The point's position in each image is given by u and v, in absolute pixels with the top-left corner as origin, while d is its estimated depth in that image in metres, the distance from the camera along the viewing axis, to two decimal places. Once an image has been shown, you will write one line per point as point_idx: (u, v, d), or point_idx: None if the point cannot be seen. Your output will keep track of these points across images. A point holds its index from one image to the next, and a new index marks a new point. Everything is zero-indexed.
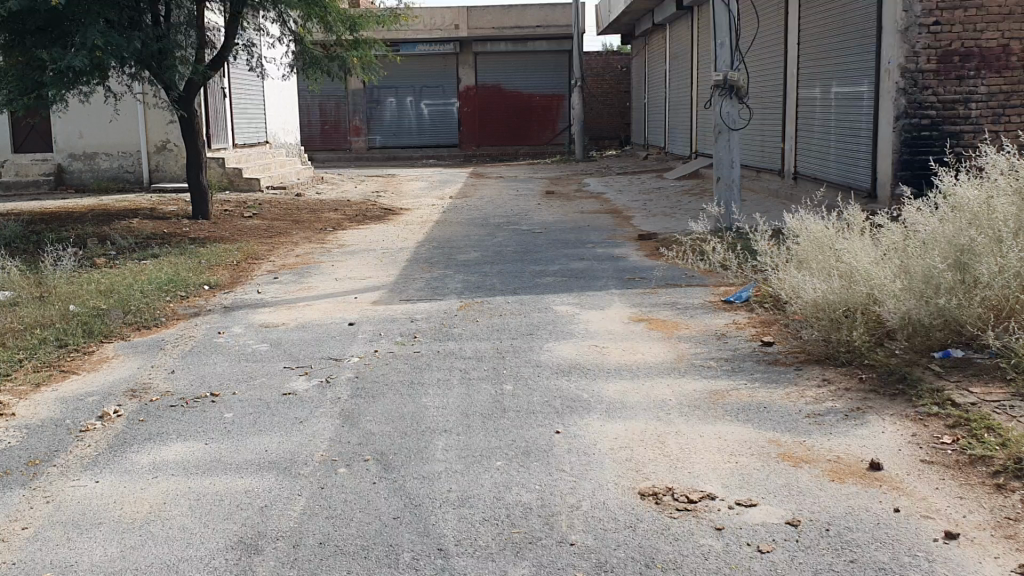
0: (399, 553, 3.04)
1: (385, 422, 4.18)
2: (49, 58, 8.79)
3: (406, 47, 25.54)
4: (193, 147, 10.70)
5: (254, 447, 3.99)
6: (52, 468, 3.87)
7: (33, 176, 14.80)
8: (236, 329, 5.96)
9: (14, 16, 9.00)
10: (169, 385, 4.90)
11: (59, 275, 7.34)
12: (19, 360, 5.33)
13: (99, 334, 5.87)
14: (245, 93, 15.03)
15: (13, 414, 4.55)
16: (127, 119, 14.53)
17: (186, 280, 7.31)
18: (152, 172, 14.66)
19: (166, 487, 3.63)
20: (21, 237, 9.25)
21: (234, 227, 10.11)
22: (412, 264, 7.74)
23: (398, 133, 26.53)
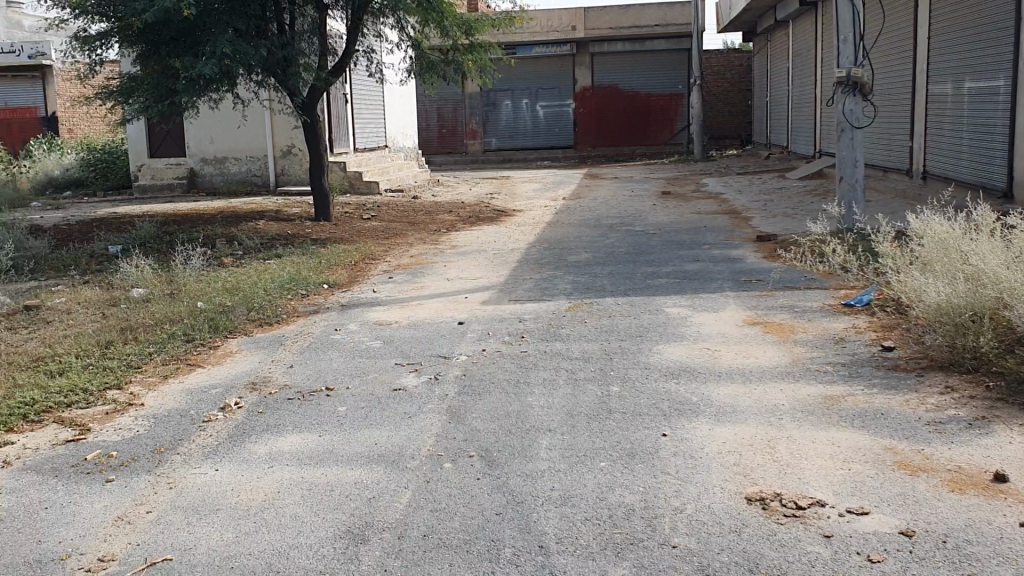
0: (500, 549, 3.07)
1: (491, 420, 4.22)
2: (182, 67, 9.27)
3: (522, 49, 25.74)
4: (315, 150, 11.05)
5: (363, 440, 4.09)
6: (176, 456, 4.08)
7: (168, 180, 15.59)
8: (351, 326, 6.14)
9: (151, 27, 9.54)
10: (286, 379, 5.08)
11: (189, 273, 7.72)
12: (150, 353, 5.64)
13: (223, 330, 6.14)
14: (366, 97, 15.44)
15: (142, 403, 4.81)
16: (255, 124, 15.14)
17: (307, 279, 7.56)
18: (278, 175, 15.22)
19: (280, 476, 3.77)
20: (156, 237, 9.77)
21: (353, 228, 10.40)
22: (523, 264, 7.80)
23: (514, 135, 26.77)
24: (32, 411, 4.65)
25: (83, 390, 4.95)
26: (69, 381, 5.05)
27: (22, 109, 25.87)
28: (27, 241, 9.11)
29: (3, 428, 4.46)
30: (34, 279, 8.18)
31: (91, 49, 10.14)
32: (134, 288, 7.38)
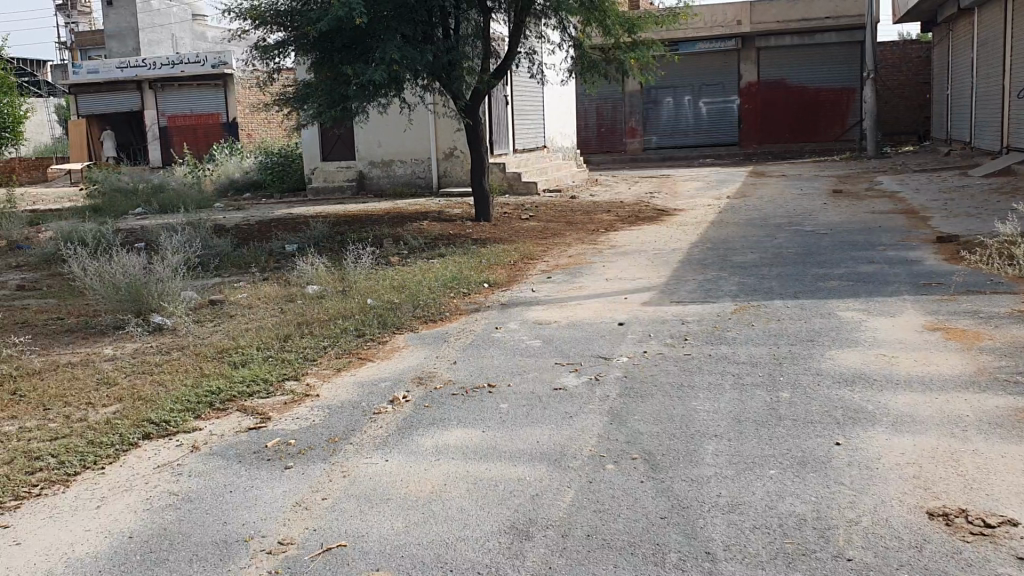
0: (666, 553, 3.03)
1: (654, 423, 4.17)
2: (353, 74, 9.65)
3: (685, 46, 25.33)
4: (477, 151, 11.24)
5: (526, 438, 4.13)
6: (349, 446, 4.24)
7: (338, 182, 16.27)
8: (512, 325, 6.20)
9: (325, 36, 9.98)
10: (451, 375, 5.20)
11: (359, 271, 8.01)
12: (324, 347, 5.89)
13: (392, 326, 6.34)
14: (527, 98, 15.60)
15: (317, 395, 5.03)
16: (420, 127, 15.58)
17: (468, 278, 7.70)
18: (441, 177, 15.60)
19: (447, 470, 3.85)
20: (328, 237, 10.20)
21: (514, 228, 10.52)
22: (683, 265, 7.66)
23: (675, 133, 26.49)
24: (218, 399, 4.96)
25: (264, 380, 5.24)
26: (252, 372, 5.35)
27: (207, 115, 27.65)
28: (212, 241, 9.72)
29: (192, 414, 4.76)
30: (218, 275, 8.72)
31: (270, 58, 10.73)
32: (308, 286, 7.74)
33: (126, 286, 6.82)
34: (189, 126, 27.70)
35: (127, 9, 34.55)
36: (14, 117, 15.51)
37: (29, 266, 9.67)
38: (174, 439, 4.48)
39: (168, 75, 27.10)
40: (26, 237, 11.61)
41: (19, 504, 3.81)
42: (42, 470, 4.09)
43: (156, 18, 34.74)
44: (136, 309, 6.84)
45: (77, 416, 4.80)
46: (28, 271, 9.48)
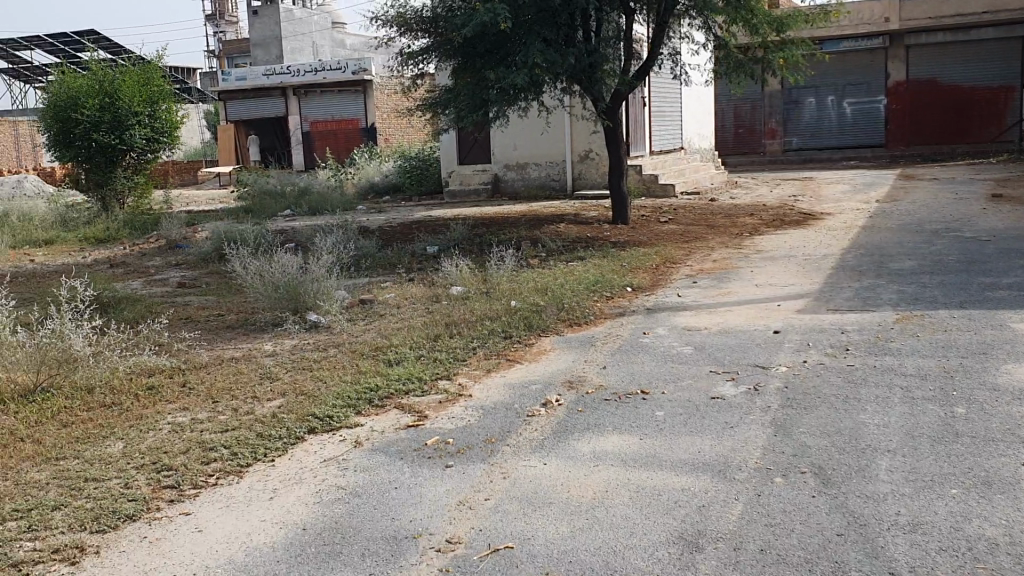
0: (846, 572, 2.91)
1: (821, 435, 4.03)
2: (496, 78, 9.75)
3: (829, 44, 24.67)
4: (615, 154, 11.16)
5: (687, 447, 4.05)
6: (506, 447, 4.27)
7: (474, 185, 16.53)
8: (661, 330, 6.13)
9: (468, 41, 10.13)
10: (602, 379, 5.16)
11: (502, 273, 8.08)
12: (473, 348, 5.95)
13: (538, 328, 6.36)
14: (664, 100, 15.41)
15: (470, 395, 5.09)
16: (557, 130, 15.61)
17: (612, 281, 7.66)
18: (576, 180, 15.58)
19: (608, 475, 3.83)
20: (468, 239, 10.34)
21: (652, 232, 10.39)
22: (836, 271, 7.40)
23: (817, 134, 25.80)
24: (377, 397, 5.08)
25: (418, 379, 5.34)
26: (406, 371, 5.47)
27: (346, 121, 28.47)
28: (358, 241, 10.02)
29: (353, 410, 4.90)
30: (366, 277, 8.96)
31: (415, 63, 11.03)
32: (453, 286, 7.87)
33: (284, 285, 7.10)
34: (330, 131, 28.62)
35: (271, 19, 36.30)
36: (172, 123, 16.35)
37: (189, 264, 10.22)
38: (337, 434, 4.61)
39: (310, 81, 28.18)
40: (184, 237, 12.23)
41: (198, 492, 3.98)
42: (216, 461, 4.28)
43: (298, 27, 36.29)
44: (292, 307, 7.11)
45: (243, 409, 5.00)
46: (189, 269, 9.99)
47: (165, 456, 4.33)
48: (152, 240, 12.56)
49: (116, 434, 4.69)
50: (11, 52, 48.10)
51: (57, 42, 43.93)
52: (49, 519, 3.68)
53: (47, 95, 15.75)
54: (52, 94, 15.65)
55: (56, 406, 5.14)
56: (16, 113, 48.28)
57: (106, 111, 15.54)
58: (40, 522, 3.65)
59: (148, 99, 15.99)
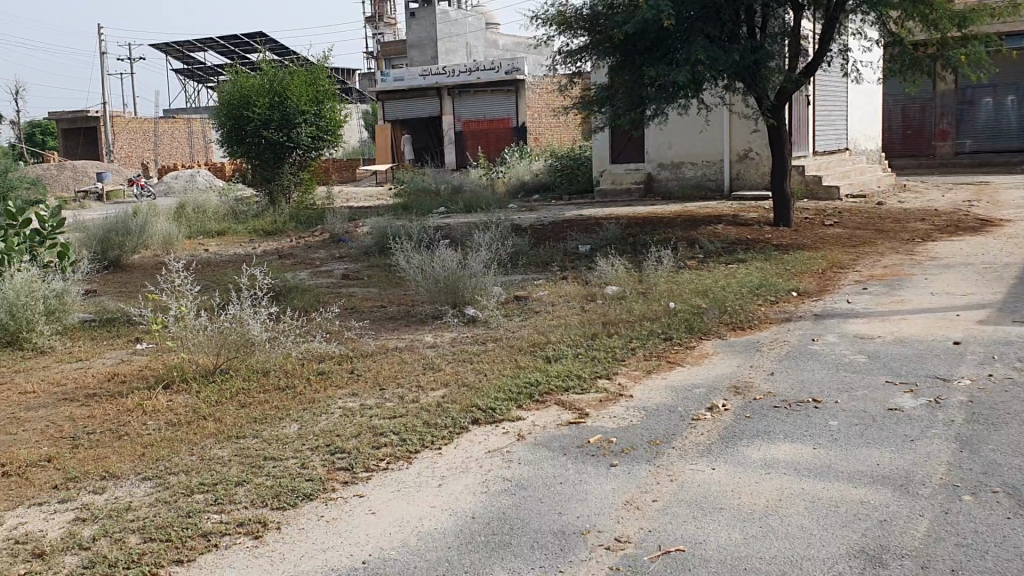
0: None
1: (1013, 454, 3.78)
2: (656, 76, 9.67)
3: (1013, 40, 23.36)
4: (778, 154, 10.84)
5: (864, 459, 3.89)
6: (672, 449, 4.20)
7: (627, 184, 16.44)
8: (830, 337, 5.91)
9: (628, 39, 10.08)
10: (769, 386, 5.01)
11: (660, 274, 8.00)
12: (632, 347, 5.91)
13: (699, 330, 6.26)
14: (828, 99, 14.89)
15: (632, 395, 5.05)
16: (715, 129, 15.33)
17: (776, 285, 7.46)
18: (733, 180, 15.25)
19: (780, 484, 3.72)
20: (624, 238, 10.26)
21: (815, 235, 10.04)
22: (1022, 281, 6.95)
23: (994, 136, 24.30)
24: (538, 392, 5.11)
25: (578, 376, 5.34)
26: (565, 368, 5.48)
27: (499, 121, 28.93)
28: (514, 239, 10.13)
29: (515, 404, 4.94)
30: (521, 274, 9.05)
31: (573, 62, 11.08)
32: (609, 285, 7.83)
33: (445, 280, 7.24)
34: (483, 131, 29.17)
35: (428, 21, 37.32)
36: (335, 122, 16.96)
37: (351, 257, 10.61)
38: (500, 426, 4.67)
39: (465, 81, 28.71)
40: (346, 231, 12.71)
41: (371, 475, 4.11)
42: (386, 446, 4.41)
43: (453, 28, 37.21)
44: (450, 301, 7.27)
45: (409, 397, 5.14)
46: (352, 262, 10.37)
47: (337, 439, 4.50)
48: (316, 233, 13.11)
49: (291, 416, 4.90)
50: (187, 53, 51.20)
51: (228, 44, 46.46)
52: (233, 493, 3.88)
53: (222, 94, 16.67)
54: (227, 94, 16.58)
55: (234, 387, 5.43)
56: (191, 112, 51.42)
57: (276, 109, 16.32)
58: (226, 496, 3.85)
59: (314, 98, 16.66)
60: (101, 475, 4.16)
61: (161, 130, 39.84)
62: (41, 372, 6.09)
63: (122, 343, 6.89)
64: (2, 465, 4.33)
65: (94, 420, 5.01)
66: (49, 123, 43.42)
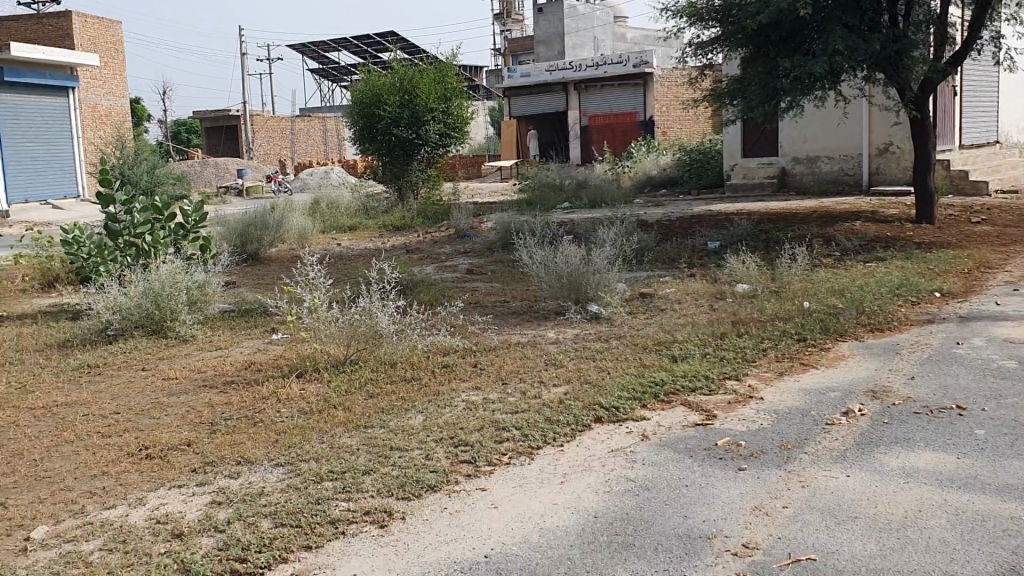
0: None
1: None
2: (790, 67, 9.37)
3: None
4: (922, 147, 10.32)
5: (1015, 471, 3.64)
6: (804, 455, 4.04)
7: (759, 179, 16.04)
8: (978, 341, 5.58)
9: (762, 30, 9.81)
10: (909, 391, 4.77)
11: (794, 272, 7.73)
12: (763, 348, 5.73)
13: (834, 332, 6.01)
14: (977, 88, 14.11)
15: (762, 398, 4.89)
16: (854, 122, 14.76)
17: (918, 285, 7.10)
18: (872, 174, 14.70)
19: (921, 494, 3.52)
20: (755, 235, 9.98)
21: (962, 233, 9.51)
22: None
23: None
24: (663, 391, 5.02)
25: (705, 377, 5.21)
26: (692, 368, 5.35)
27: (626, 114, 28.58)
28: (640, 234, 10.01)
29: (639, 403, 4.86)
30: (647, 271, 8.93)
31: (704, 54, 10.86)
32: (738, 283, 7.61)
33: (568, 275, 7.19)
34: (609, 125, 28.89)
35: (556, 16, 37.43)
36: (463, 118, 17.14)
37: (477, 253, 10.71)
38: (624, 425, 4.60)
39: (591, 76, 28.59)
40: (472, 226, 12.83)
41: (493, 469, 4.12)
42: (509, 441, 4.41)
43: (581, 23, 37.02)
44: (574, 297, 7.23)
45: (532, 393, 5.13)
46: (476, 257, 10.47)
47: (461, 432, 4.52)
48: (443, 228, 13.28)
49: (416, 408, 4.97)
50: (323, 53, 52.86)
51: (362, 43, 47.71)
52: (360, 482, 3.95)
53: (355, 93, 17.13)
54: (359, 92, 17.03)
55: (363, 377, 5.55)
56: (327, 109, 53.09)
57: (405, 107, 16.64)
58: (353, 485, 3.92)
59: (442, 96, 16.87)
60: (236, 459, 4.31)
61: (298, 128, 41.29)
62: (183, 360, 6.39)
63: (258, 333, 7.15)
64: (145, 447, 4.55)
65: (231, 406, 5.21)
66: (194, 122, 45.63)
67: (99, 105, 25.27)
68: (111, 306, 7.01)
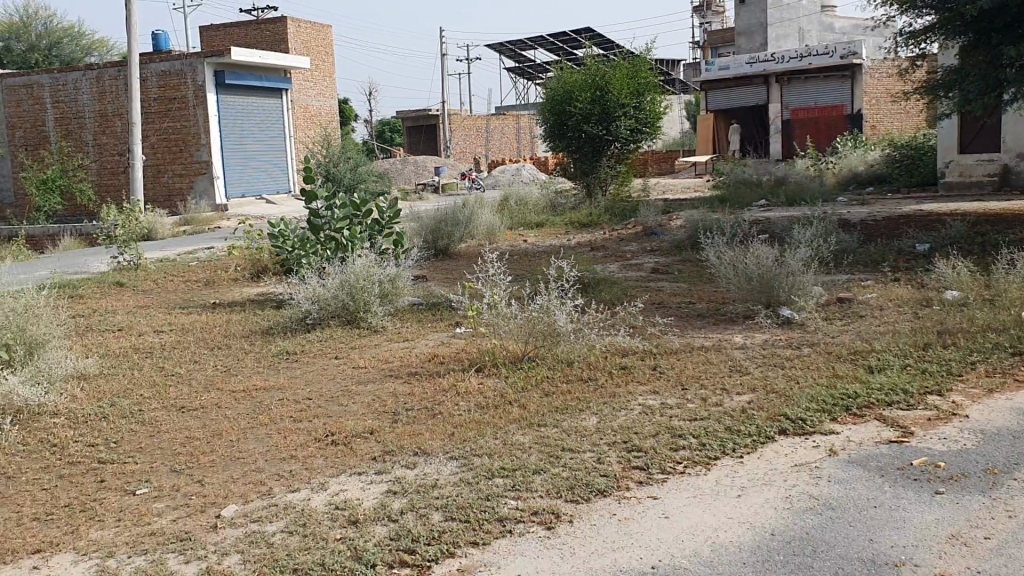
0: None
1: None
2: (1015, 56, 8.62)
3: None
4: None
5: None
6: (1013, 481, 3.67)
7: (977, 177, 14.91)
8: None
9: (983, 16, 9.07)
10: None
11: (1011, 278, 7.08)
12: (972, 362, 5.27)
13: None
14: None
15: (966, 416, 4.49)
16: None
17: None
18: None
19: None
20: (969, 237, 9.25)
21: None
22: None
23: None
24: (856, 404, 4.71)
25: (903, 391, 4.85)
26: (889, 381, 5.00)
27: (831, 108, 27.50)
28: (839, 234, 9.50)
29: (828, 416, 4.59)
30: (845, 274, 8.45)
31: (916, 43, 10.17)
32: (947, 289, 7.06)
33: (758, 277, 6.88)
34: (813, 119, 27.77)
35: (758, 7, 36.32)
36: (656, 114, 16.85)
37: (664, 251, 10.53)
38: (810, 438, 4.35)
39: (796, 67, 27.37)
40: (660, 224, 12.62)
41: (667, 478, 3.99)
42: (685, 449, 4.27)
43: (786, 13, 35.64)
44: (765, 300, 6.92)
45: (713, 400, 4.95)
46: (664, 255, 10.29)
47: (636, 436, 4.43)
48: (631, 226, 13.15)
49: (592, 409, 4.91)
50: (519, 52, 53.79)
51: (558, 41, 48.16)
52: (530, 482, 3.94)
53: (548, 89, 17.28)
54: (553, 89, 17.15)
55: (541, 375, 5.56)
56: (522, 107, 54.02)
57: (598, 103, 16.59)
58: (523, 483, 3.92)
59: (635, 91, 16.66)
60: (414, 450, 4.42)
61: (493, 126, 42.21)
62: (372, 349, 6.64)
63: (443, 326, 7.32)
64: (332, 433, 4.75)
65: (413, 397, 5.35)
66: (396, 122, 47.64)
67: (310, 106, 26.84)
68: (310, 296, 7.38)
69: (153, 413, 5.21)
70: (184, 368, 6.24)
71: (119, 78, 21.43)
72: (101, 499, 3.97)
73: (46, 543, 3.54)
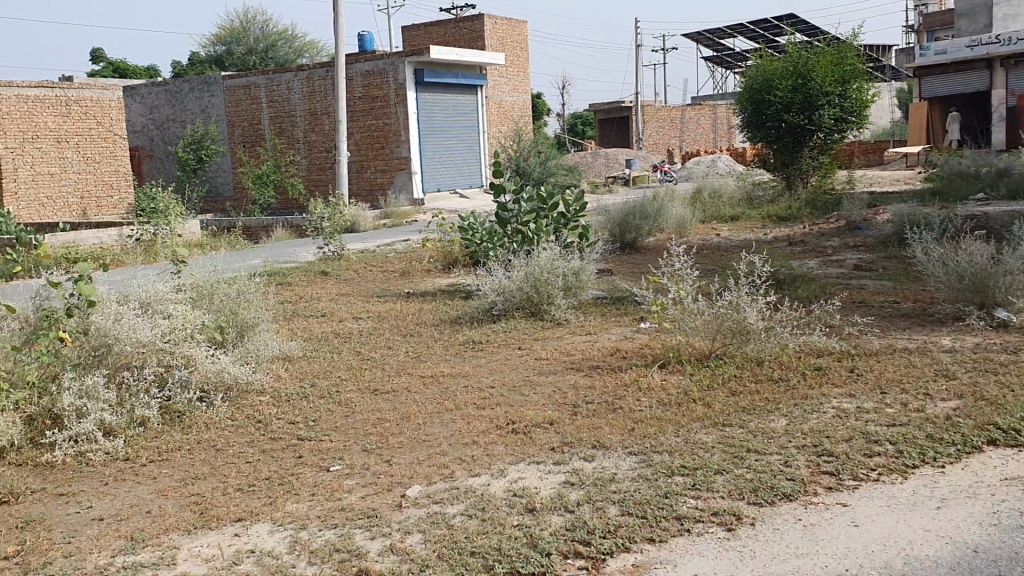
0: None
1: None
2: None
3: None
4: None
5: None
6: None
7: None
8: None
9: None
10: None
11: None
12: None
13: None
14: None
15: None
16: None
17: None
18: None
19: None
20: None
21: None
22: None
23: None
24: None
25: None
26: None
27: None
28: None
29: None
30: None
31: None
32: None
33: (971, 275, 6.39)
34: None
35: None
36: (863, 101, 15.91)
37: (867, 247, 9.99)
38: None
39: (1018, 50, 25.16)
40: (864, 218, 11.98)
41: (858, 485, 3.79)
42: (881, 456, 4.03)
43: None
44: (978, 301, 6.40)
45: (914, 405, 4.64)
46: (867, 252, 9.75)
47: (827, 440, 4.22)
48: (832, 220, 12.57)
49: (781, 410, 4.73)
50: (717, 40, 52.53)
51: (758, 28, 46.70)
52: (711, 481, 3.84)
53: (748, 79, 16.82)
54: (752, 78, 16.68)
55: (727, 373, 5.41)
56: (719, 97, 52.85)
57: (799, 91, 15.92)
58: (704, 483, 3.83)
59: (840, 78, 15.83)
60: (592, 443, 4.42)
61: (687, 116, 41.52)
62: (556, 341, 6.69)
63: (628, 320, 7.27)
64: (512, 421, 4.83)
65: (594, 390, 5.34)
66: (590, 115, 47.88)
67: (505, 101, 27.40)
68: (496, 287, 7.56)
69: (348, 395, 5.48)
70: (378, 353, 6.53)
71: (327, 77, 22.62)
72: (298, 474, 4.22)
73: (247, 512, 3.80)
